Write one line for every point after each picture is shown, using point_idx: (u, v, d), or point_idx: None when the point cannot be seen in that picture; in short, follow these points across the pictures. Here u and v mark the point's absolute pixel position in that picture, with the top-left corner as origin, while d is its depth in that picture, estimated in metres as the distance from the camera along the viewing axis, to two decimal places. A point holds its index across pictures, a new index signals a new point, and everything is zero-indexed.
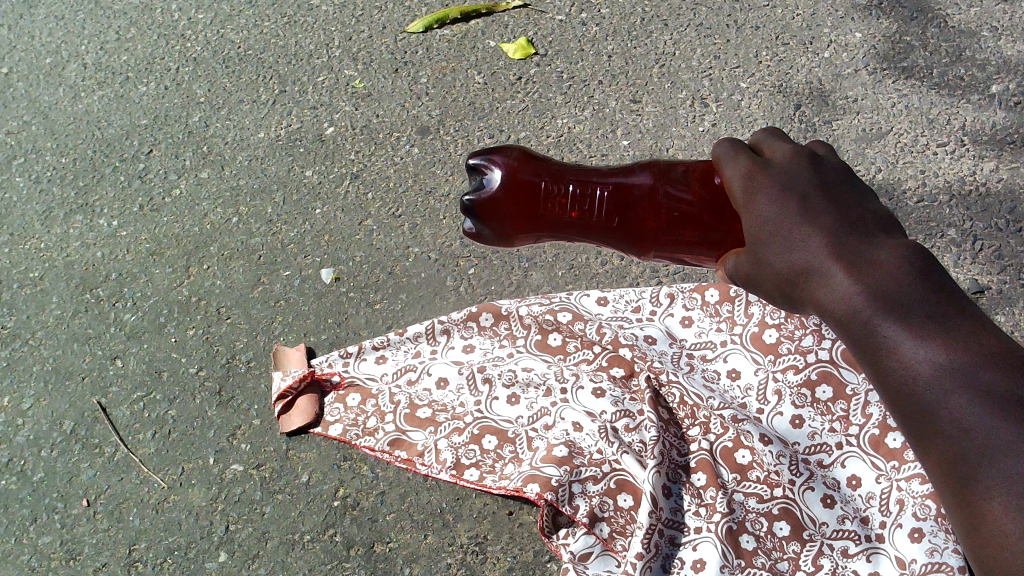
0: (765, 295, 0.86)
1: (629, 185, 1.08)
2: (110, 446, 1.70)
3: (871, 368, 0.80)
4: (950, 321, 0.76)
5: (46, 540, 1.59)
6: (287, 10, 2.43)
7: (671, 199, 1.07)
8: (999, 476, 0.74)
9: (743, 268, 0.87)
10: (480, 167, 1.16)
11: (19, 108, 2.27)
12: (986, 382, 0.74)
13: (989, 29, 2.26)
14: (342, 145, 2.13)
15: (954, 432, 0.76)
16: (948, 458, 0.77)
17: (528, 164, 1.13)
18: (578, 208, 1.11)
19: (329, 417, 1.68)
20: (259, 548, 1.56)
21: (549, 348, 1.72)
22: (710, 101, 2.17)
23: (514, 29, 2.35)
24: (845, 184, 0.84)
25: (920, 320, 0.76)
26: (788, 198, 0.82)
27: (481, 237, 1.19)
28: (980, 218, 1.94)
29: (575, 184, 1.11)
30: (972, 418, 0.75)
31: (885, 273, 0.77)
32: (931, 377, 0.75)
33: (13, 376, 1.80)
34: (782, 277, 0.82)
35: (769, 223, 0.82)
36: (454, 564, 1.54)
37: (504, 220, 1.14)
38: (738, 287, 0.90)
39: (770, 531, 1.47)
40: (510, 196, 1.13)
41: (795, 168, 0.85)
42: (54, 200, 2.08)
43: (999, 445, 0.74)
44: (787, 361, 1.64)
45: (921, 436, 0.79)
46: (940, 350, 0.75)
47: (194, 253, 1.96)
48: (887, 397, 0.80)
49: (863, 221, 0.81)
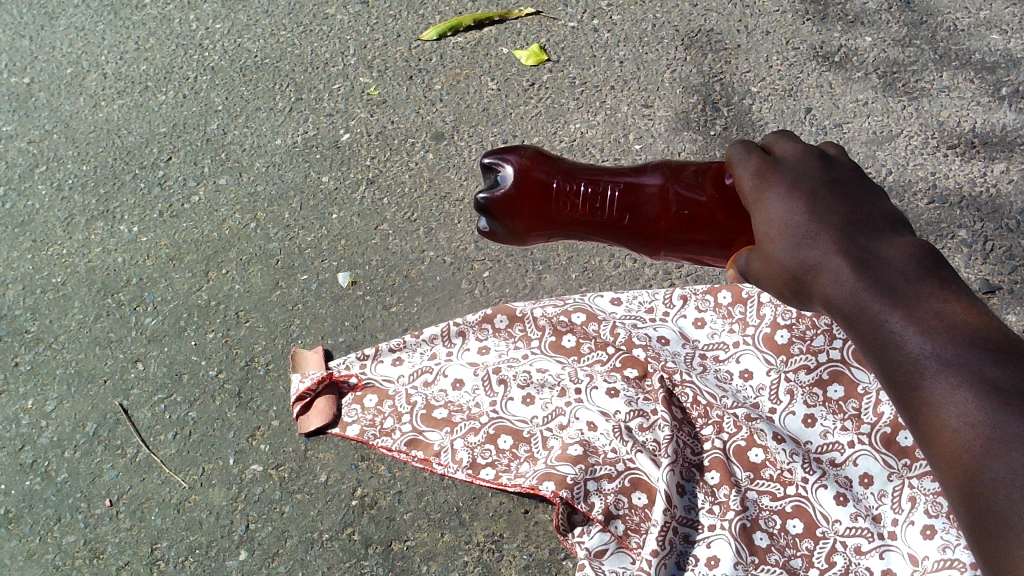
0: (774, 292, 0.89)
1: (639, 185, 1.11)
2: (132, 447, 1.73)
3: (878, 363, 0.82)
4: (958, 316, 0.77)
5: (71, 539, 1.62)
6: (302, 19, 2.47)
7: (680, 198, 1.08)
8: (1004, 469, 0.74)
9: (755, 265, 0.89)
10: (496, 166, 1.22)
11: (40, 117, 2.31)
12: (991, 377, 0.76)
13: (999, 32, 2.28)
14: (358, 151, 2.17)
15: (959, 426, 0.77)
16: (952, 452, 0.78)
17: (540, 164, 1.19)
18: (589, 207, 1.15)
19: (347, 417, 1.71)
20: (278, 546, 1.59)
21: (564, 349, 1.75)
22: (721, 105, 2.19)
23: (527, 35, 2.38)
24: (854, 182, 0.87)
25: (927, 315, 0.78)
26: (797, 196, 0.84)
27: (495, 235, 1.25)
28: (990, 219, 1.95)
29: (586, 183, 1.15)
30: (978, 413, 0.75)
31: (892, 269, 0.80)
32: (938, 372, 0.77)
33: (37, 379, 1.83)
34: (791, 274, 0.84)
35: (778, 219, 0.84)
36: (471, 563, 1.56)
37: (517, 217, 1.20)
38: (749, 283, 0.92)
39: (783, 529, 1.49)
40: (523, 194, 1.19)
41: (804, 166, 0.87)
42: (76, 208, 2.12)
43: (1003, 438, 0.74)
44: (799, 360, 1.66)
45: (925, 431, 0.80)
46: (946, 345, 0.77)
47: (213, 258, 1.99)
48: (893, 392, 0.82)
49: (871, 219, 0.83)
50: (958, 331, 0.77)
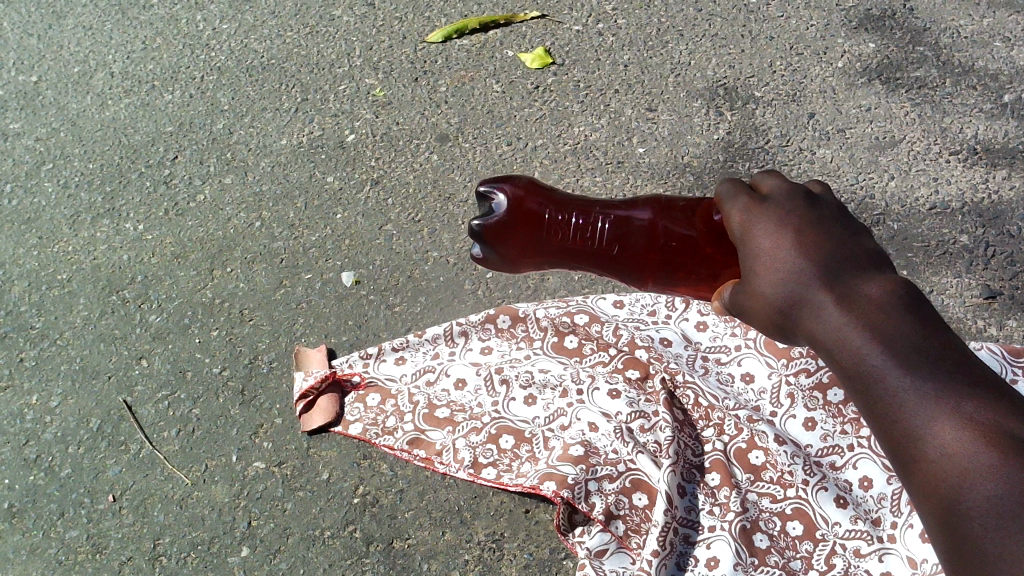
0: (757, 323, 0.91)
1: (629, 218, 1.16)
2: (136, 443, 1.74)
3: (860, 396, 0.85)
4: (938, 354, 0.81)
5: (74, 534, 1.63)
6: (309, 21, 2.49)
7: (668, 232, 1.12)
8: (980, 498, 0.77)
9: (740, 299, 0.91)
10: (488, 194, 1.26)
11: (47, 116, 2.33)
12: (969, 411, 0.79)
13: (1002, 39, 2.29)
14: (363, 152, 2.18)
15: (938, 456, 0.80)
16: (931, 480, 0.81)
17: (533, 193, 1.23)
18: (580, 237, 1.20)
19: (349, 416, 1.72)
20: (280, 543, 1.60)
21: (566, 350, 1.76)
22: (725, 109, 2.20)
23: (532, 39, 2.39)
24: (838, 219, 0.89)
25: (909, 351, 0.81)
26: (784, 232, 0.86)
27: (487, 261, 1.30)
28: (992, 226, 1.96)
29: (578, 215, 1.20)
30: (955, 444, 0.79)
31: (875, 305, 0.83)
32: (918, 406, 0.81)
33: (42, 375, 1.84)
34: (776, 308, 0.86)
35: (764, 255, 0.87)
36: (472, 561, 1.56)
37: (509, 244, 1.25)
38: (734, 317, 0.94)
39: (783, 530, 1.50)
40: (516, 222, 1.24)
41: (792, 202, 0.89)
42: (82, 206, 2.13)
43: (979, 468, 0.78)
44: (799, 364, 1.67)
45: (905, 461, 0.83)
46: (926, 379, 0.80)
47: (218, 256, 2.01)
48: (875, 424, 0.85)
49: (855, 256, 0.86)
50: (937, 367, 0.81)
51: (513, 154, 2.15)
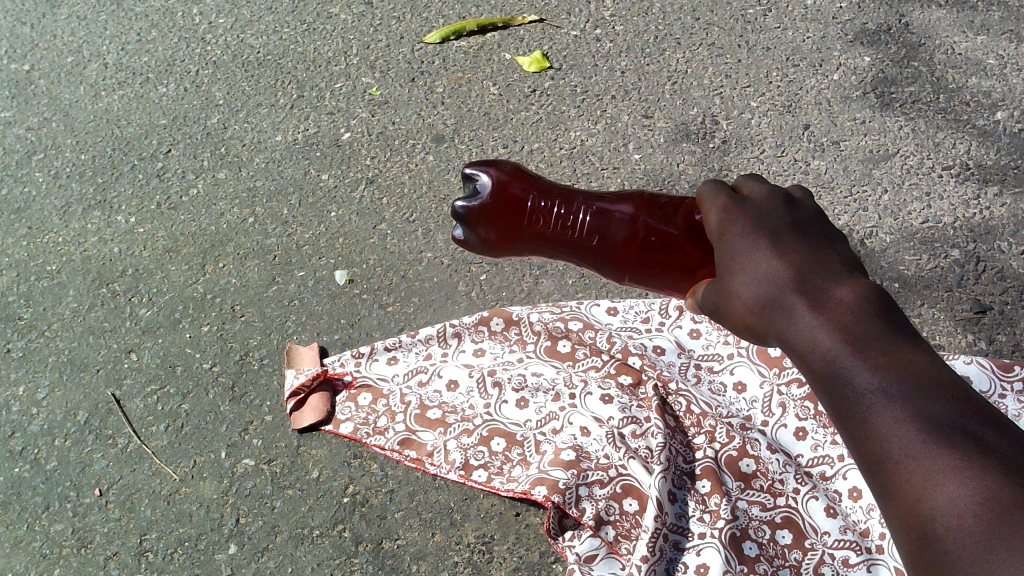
0: (730, 324, 0.94)
1: (610, 211, 1.17)
2: (124, 438, 1.72)
3: (828, 398, 0.85)
4: (904, 355, 0.81)
5: (58, 527, 1.61)
6: (307, 18, 2.48)
7: (649, 227, 1.14)
8: (944, 499, 0.76)
9: (713, 296, 0.95)
10: (475, 176, 1.28)
11: (40, 105, 2.31)
12: (935, 413, 0.78)
13: (995, 57, 2.32)
14: (358, 150, 2.17)
15: (902, 456, 0.79)
16: (895, 480, 0.80)
17: (518, 179, 1.25)
18: (559, 225, 1.20)
19: (340, 415, 1.71)
20: (268, 541, 1.59)
21: (559, 354, 1.76)
22: (721, 118, 2.21)
23: (530, 42, 2.39)
24: (816, 226, 0.93)
25: (876, 352, 0.82)
26: (759, 234, 0.90)
27: (469, 244, 1.30)
28: (983, 241, 1.99)
29: (561, 203, 1.21)
30: (919, 444, 0.78)
31: (845, 310, 0.84)
32: (884, 407, 0.80)
33: (28, 366, 1.82)
34: (748, 307, 0.90)
35: (739, 255, 0.91)
36: (461, 563, 1.56)
37: (490, 227, 1.25)
38: (708, 316, 0.97)
39: (773, 539, 1.51)
40: (498, 205, 1.24)
41: (769, 204, 0.93)
42: (73, 197, 2.11)
43: (944, 469, 0.77)
44: (791, 374, 1.70)
45: (872, 463, 0.82)
46: (894, 380, 0.80)
47: (211, 251, 1.99)
48: (842, 427, 0.85)
49: (828, 261, 0.89)
50: (905, 369, 0.80)
51: (509, 157, 2.15)
